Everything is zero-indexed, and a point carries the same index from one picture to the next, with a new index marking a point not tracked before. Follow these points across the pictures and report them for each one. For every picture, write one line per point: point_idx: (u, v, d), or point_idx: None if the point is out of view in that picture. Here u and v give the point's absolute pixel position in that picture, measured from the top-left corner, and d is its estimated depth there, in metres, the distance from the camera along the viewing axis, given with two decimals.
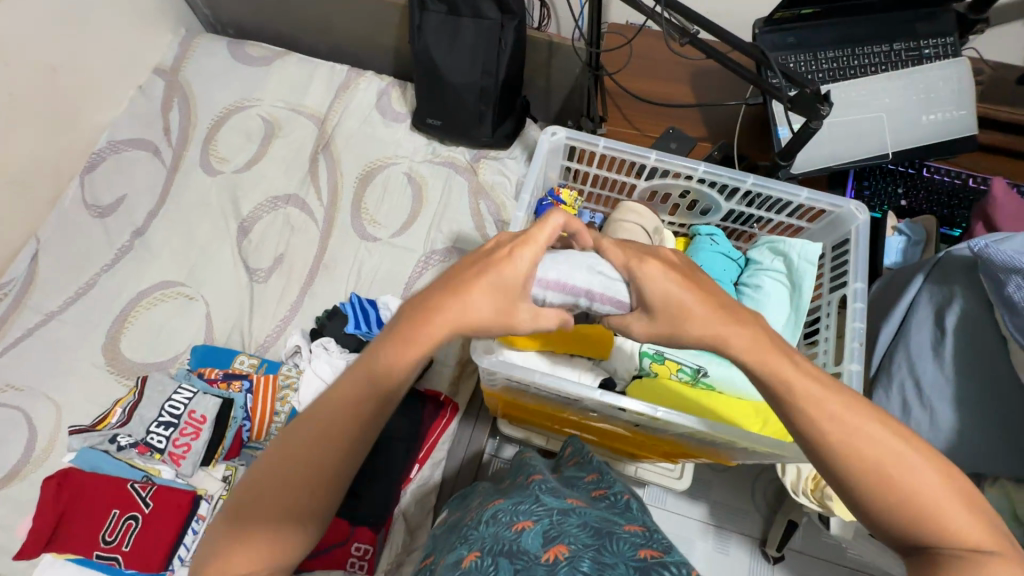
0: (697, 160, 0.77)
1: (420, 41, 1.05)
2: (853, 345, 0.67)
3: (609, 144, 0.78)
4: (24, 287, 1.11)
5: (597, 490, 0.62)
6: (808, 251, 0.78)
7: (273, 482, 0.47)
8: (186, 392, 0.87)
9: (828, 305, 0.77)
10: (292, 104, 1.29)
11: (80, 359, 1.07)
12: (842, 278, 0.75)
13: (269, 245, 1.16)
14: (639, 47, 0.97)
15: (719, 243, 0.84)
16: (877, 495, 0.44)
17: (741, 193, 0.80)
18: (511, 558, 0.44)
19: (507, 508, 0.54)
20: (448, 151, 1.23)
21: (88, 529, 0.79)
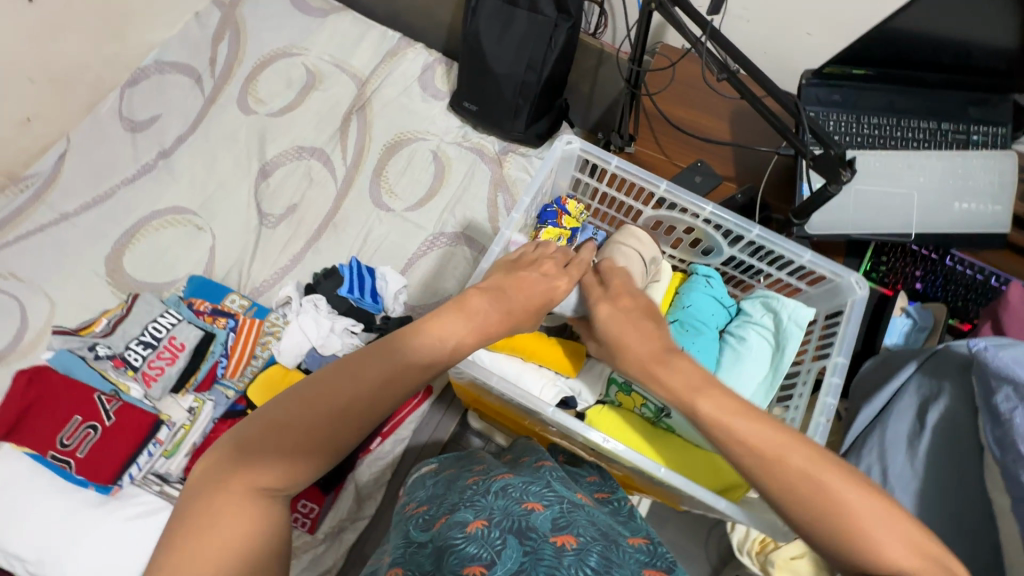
0: (706, 200, 0.76)
1: (473, 24, 1.05)
2: (820, 420, 0.65)
3: (621, 164, 0.78)
4: (46, 184, 1.14)
5: (600, 492, 0.75)
6: (799, 314, 0.75)
7: (282, 437, 0.45)
8: (172, 318, 0.89)
9: (807, 374, 0.75)
10: (337, 60, 1.30)
11: (83, 263, 1.09)
12: (827, 350, 0.73)
13: (285, 192, 1.17)
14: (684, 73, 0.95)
15: (714, 286, 0.82)
16: (825, 522, 0.46)
17: (745, 241, 0.79)
18: (521, 535, 0.53)
19: (519, 486, 0.64)
20: (479, 138, 1.22)
21: (47, 427, 0.80)
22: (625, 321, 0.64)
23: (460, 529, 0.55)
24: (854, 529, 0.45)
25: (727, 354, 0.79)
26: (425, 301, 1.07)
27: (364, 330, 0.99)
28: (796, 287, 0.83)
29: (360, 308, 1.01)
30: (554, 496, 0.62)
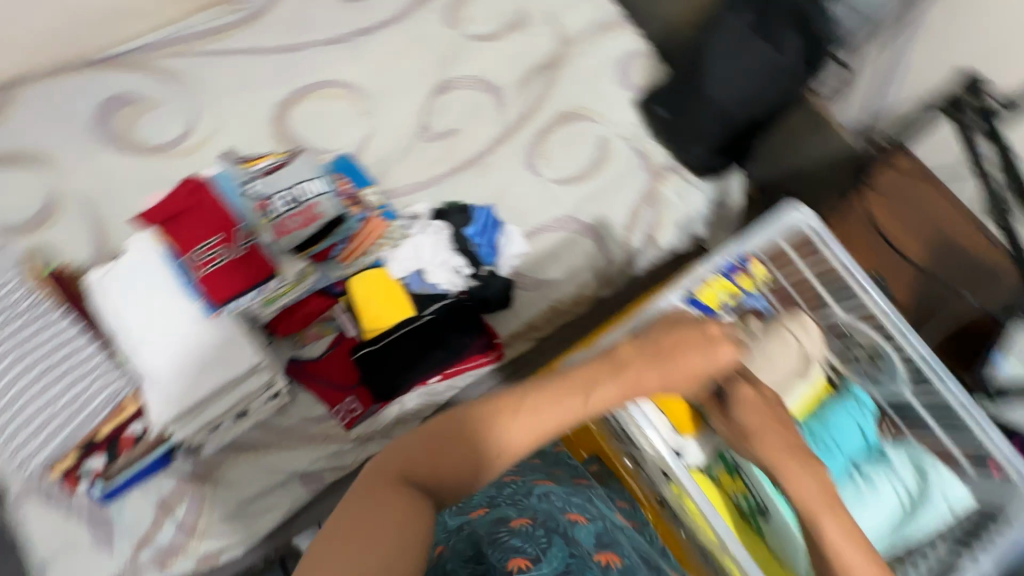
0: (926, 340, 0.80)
1: (710, 37, 0.99)
2: None
3: (842, 254, 0.84)
4: (255, 15, 1.20)
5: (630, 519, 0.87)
6: (952, 494, 0.78)
7: (428, 456, 0.57)
8: (320, 187, 0.91)
9: (933, 552, 0.77)
10: (552, 10, 1.27)
11: (256, 101, 1.15)
12: (970, 541, 0.75)
13: (452, 114, 1.18)
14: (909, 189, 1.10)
15: (863, 418, 0.85)
16: None
17: (932, 394, 0.82)
18: (569, 542, 0.66)
19: (561, 496, 0.77)
20: (651, 144, 1.18)
21: (191, 233, 0.83)
22: (767, 418, 0.68)
23: (506, 524, 0.66)
24: None
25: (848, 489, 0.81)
26: (533, 275, 1.07)
27: (470, 275, 1.02)
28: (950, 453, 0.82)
29: (477, 253, 1.02)
30: (592, 511, 0.76)
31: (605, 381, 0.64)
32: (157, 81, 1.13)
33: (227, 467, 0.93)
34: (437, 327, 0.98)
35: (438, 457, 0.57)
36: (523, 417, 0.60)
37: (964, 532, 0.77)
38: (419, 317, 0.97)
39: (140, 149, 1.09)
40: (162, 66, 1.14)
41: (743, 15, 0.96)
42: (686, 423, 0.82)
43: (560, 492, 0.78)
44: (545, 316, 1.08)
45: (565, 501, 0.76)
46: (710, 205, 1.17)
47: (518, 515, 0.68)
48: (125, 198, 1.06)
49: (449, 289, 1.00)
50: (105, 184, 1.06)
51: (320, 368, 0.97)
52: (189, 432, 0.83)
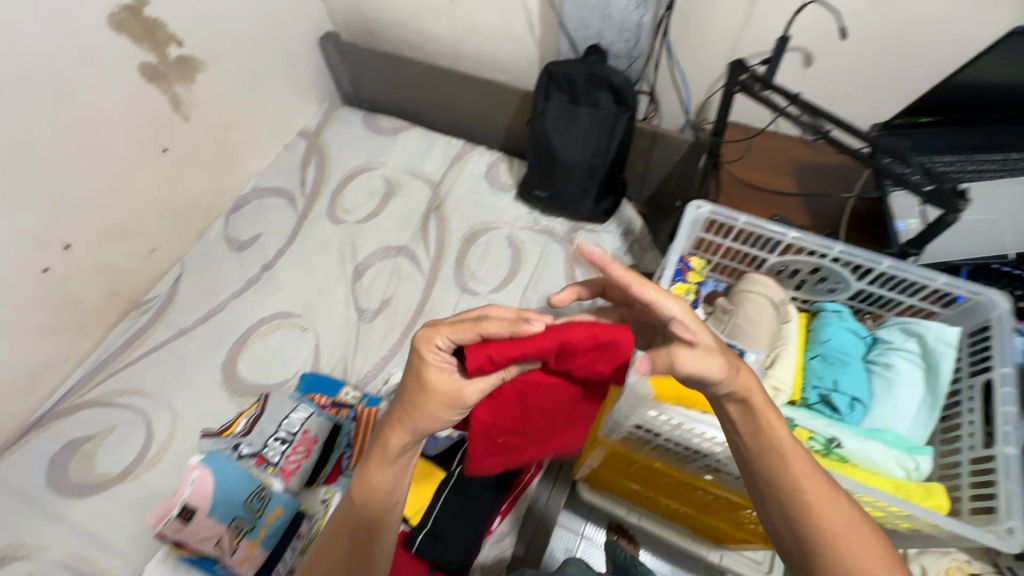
0: (884, 255, 0.71)
1: (539, 126, 1.19)
2: (1006, 428, 0.60)
3: (799, 236, 0.74)
4: (164, 305, 1.26)
5: None
6: (945, 334, 0.72)
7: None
8: (303, 412, 0.93)
9: (970, 390, 0.69)
10: (411, 169, 1.45)
11: (201, 374, 1.17)
12: (985, 364, 0.69)
13: (378, 288, 1.26)
14: (758, 145, 1.01)
15: (847, 319, 0.79)
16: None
17: (874, 274, 0.76)
18: None
19: None
20: (548, 221, 1.33)
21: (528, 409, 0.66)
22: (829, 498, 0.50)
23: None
24: None
25: (877, 384, 0.74)
26: None
27: None
28: (925, 309, 0.78)
29: None
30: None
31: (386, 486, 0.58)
32: (97, 411, 1.12)
33: None
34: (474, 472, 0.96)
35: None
36: (381, 496, 0.59)
37: (973, 352, 0.71)
38: (451, 473, 0.97)
39: (108, 483, 1.05)
40: (97, 394, 1.14)
41: (559, 96, 1.16)
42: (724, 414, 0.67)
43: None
44: None
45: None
46: (624, 240, 1.31)
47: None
48: (116, 539, 1.00)
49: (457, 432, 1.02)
50: (90, 536, 1.00)
51: None
52: None
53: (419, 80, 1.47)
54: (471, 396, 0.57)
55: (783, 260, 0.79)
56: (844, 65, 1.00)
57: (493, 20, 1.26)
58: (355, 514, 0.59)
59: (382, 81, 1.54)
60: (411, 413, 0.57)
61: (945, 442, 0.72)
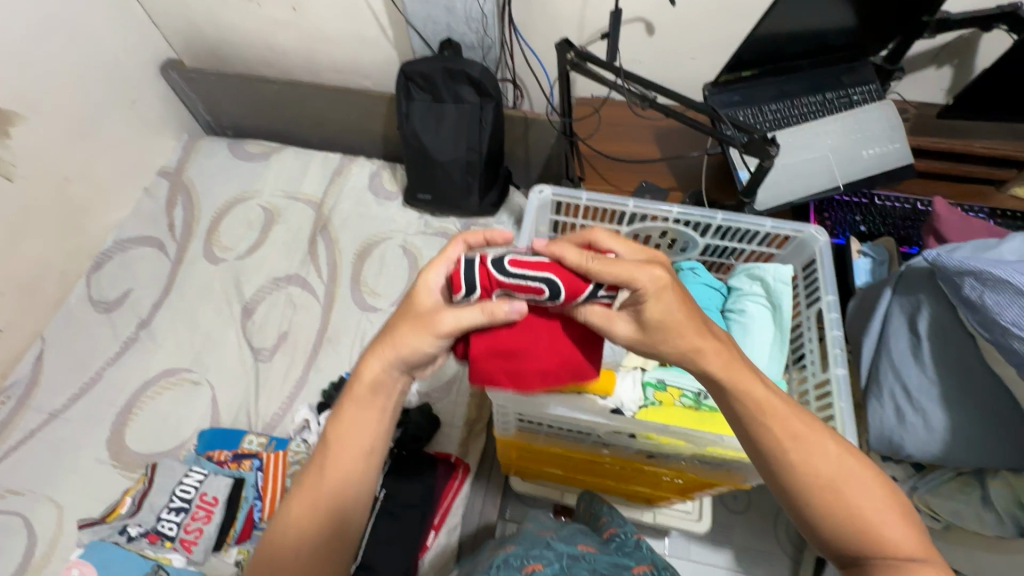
0: (715, 209, 0.73)
1: (408, 129, 1.16)
2: (835, 350, 0.65)
3: (638, 203, 0.75)
4: (27, 390, 1.12)
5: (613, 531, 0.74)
6: (782, 272, 0.74)
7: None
8: (197, 475, 0.86)
9: (809, 321, 0.73)
10: (290, 192, 1.38)
11: (84, 457, 1.05)
12: (816, 293, 0.72)
13: (272, 324, 1.19)
14: (607, 116, 1.03)
15: (702, 275, 0.81)
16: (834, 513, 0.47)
17: (716, 228, 0.78)
18: None
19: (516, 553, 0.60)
20: (440, 222, 1.30)
21: (511, 351, 0.52)
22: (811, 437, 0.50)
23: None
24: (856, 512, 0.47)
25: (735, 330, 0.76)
26: (437, 383, 1.08)
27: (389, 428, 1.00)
28: (768, 254, 0.82)
29: None
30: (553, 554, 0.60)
31: (360, 423, 0.54)
32: None
33: None
34: (399, 493, 0.93)
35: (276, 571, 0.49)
36: (359, 438, 0.54)
37: (808, 284, 0.75)
38: (375, 500, 0.93)
39: None
40: None
41: (421, 96, 1.14)
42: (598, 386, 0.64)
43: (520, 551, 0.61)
44: (474, 404, 1.07)
45: (521, 555, 0.59)
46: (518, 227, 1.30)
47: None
48: None
49: None
50: None
51: None
52: None
53: (280, 98, 1.39)
54: (444, 322, 0.50)
55: (633, 230, 0.79)
56: (681, 29, 1.04)
57: (341, 26, 1.21)
58: (328, 463, 0.53)
59: (243, 104, 1.44)
60: (393, 340, 0.53)
61: (797, 370, 0.75)
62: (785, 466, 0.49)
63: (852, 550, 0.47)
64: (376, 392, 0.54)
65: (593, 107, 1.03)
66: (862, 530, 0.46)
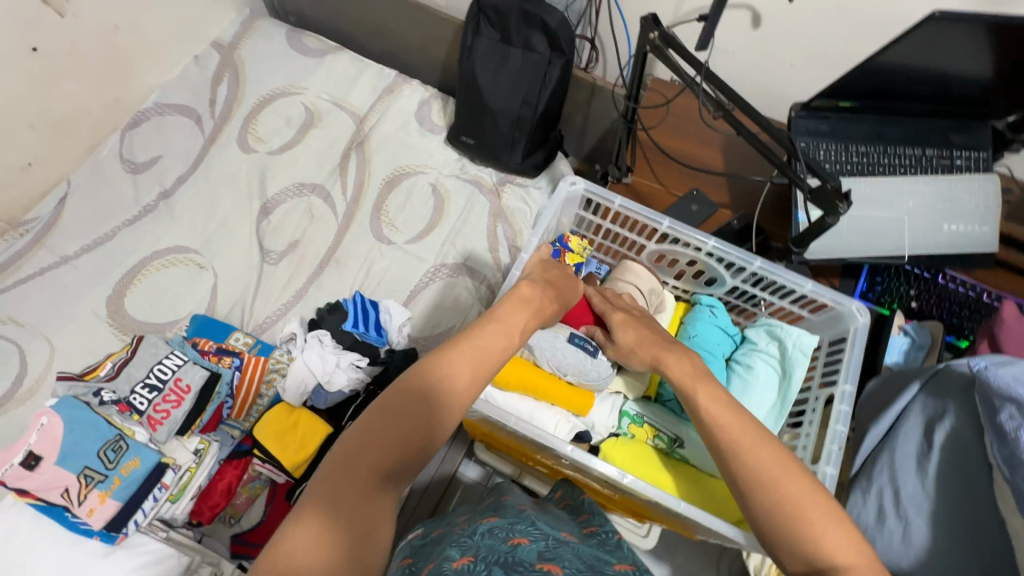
0: (754, 255, 0.73)
1: (469, 65, 1.09)
2: (832, 446, 0.64)
3: (672, 225, 0.75)
4: (45, 228, 1.14)
5: (590, 527, 0.72)
6: (803, 341, 0.74)
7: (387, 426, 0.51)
8: (177, 360, 0.87)
9: (816, 401, 0.73)
10: (335, 98, 1.32)
11: (84, 308, 1.09)
12: (832, 377, 0.72)
13: (286, 229, 1.18)
14: (678, 108, 0.93)
15: (719, 316, 0.80)
16: (773, 514, 0.49)
17: (749, 273, 0.78)
18: (504, 567, 0.54)
19: (503, 527, 0.64)
20: (477, 170, 1.25)
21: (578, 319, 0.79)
22: (753, 435, 0.54)
23: (450, 564, 0.54)
24: (792, 506, 0.49)
25: (735, 383, 0.76)
26: (430, 332, 1.08)
27: (369, 364, 1.00)
28: (797, 315, 0.81)
29: (365, 341, 1.02)
30: (539, 534, 0.64)
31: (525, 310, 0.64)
32: None
33: None
34: None
35: (432, 394, 0.53)
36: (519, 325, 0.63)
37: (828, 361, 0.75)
38: (338, 429, 0.94)
39: None
40: None
41: (490, 34, 1.06)
42: (572, 405, 0.74)
43: (503, 524, 0.66)
44: None
45: (507, 529, 0.64)
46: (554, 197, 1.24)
47: (458, 556, 0.56)
48: None
49: (351, 390, 0.97)
50: None
51: (263, 533, 0.88)
52: None
53: None
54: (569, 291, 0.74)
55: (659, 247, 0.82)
56: (789, 31, 0.92)
57: None
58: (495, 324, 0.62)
59: None
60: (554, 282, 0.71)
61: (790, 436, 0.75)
62: (727, 455, 0.54)
63: (785, 548, 0.48)
64: (528, 296, 0.66)
65: (667, 95, 0.95)
66: (795, 534, 0.48)
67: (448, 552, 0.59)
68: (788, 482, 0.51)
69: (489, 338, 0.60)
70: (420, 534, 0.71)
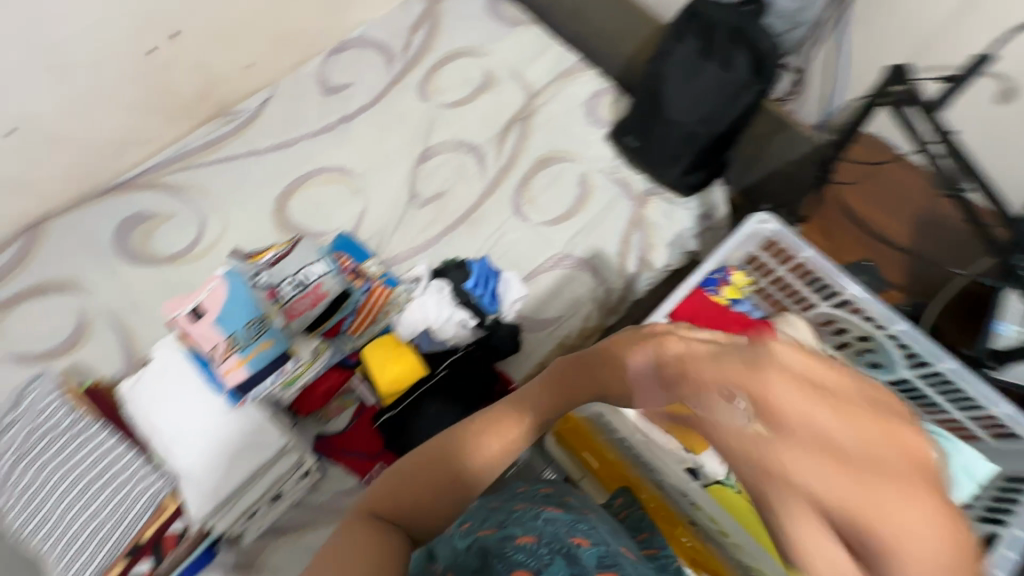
0: (954, 358, 0.81)
1: (659, 70, 1.07)
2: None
3: (858, 293, 0.86)
4: (246, 122, 1.31)
5: (649, 548, 0.75)
6: (976, 465, 0.80)
7: (422, 478, 0.59)
8: (321, 268, 0.95)
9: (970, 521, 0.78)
10: (515, 69, 1.36)
11: (257, 199, 1.24)
12: (1004, 514, 0.75)
13: (437, 179, 1.25)
14: None
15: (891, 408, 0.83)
16: (841, 514, 0.39)
17: (936, 375, 0.85)
18: (565, 562, 0.58)
19: (567, 520, 0.67)
20: (629, 173, 1.23)
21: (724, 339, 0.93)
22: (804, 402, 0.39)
23: (511, 541, 0.61)
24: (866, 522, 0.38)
25: None
26: (537, 315, 1.10)
27: (477, 327, 1.04)
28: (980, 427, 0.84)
29: (480, 304, 1.06)
30: (598, 535, 0.66)
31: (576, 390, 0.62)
32: (167, 196, 1.23)
33: (270, 553, 0.92)
34: (454, 385, 1.00)
35: (475, 442, 0.60)
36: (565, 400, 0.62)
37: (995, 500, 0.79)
38: (432, 375, 1.00)
39: (157, 261, 1.17)
40: (171, 182, 1.25)
41: (691, 43, 1.02)
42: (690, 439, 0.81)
43: (566, 518, 0.68)
44: (555, 354, 1.09)
45: (571, 525, 0.66)
46: (698, 221, 1.20)
47: (520, 535, 0.63)
48: (148, 309, 1.14)
49: (456, 343, 1.03)
50: (129, 299, 1.14)
51: (348, 439, 1.00)
52: (228, 523, 0.83)
53: None
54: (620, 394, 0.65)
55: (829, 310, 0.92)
56: None
57: None
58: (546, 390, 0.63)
59: None
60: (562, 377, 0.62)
61: None
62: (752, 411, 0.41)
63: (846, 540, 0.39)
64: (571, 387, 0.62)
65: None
66: (863, 530, 0.38)
67: (512, 531, 0.64)
68: (900, 504, 0.38)
69: (540, 400, 0.62)
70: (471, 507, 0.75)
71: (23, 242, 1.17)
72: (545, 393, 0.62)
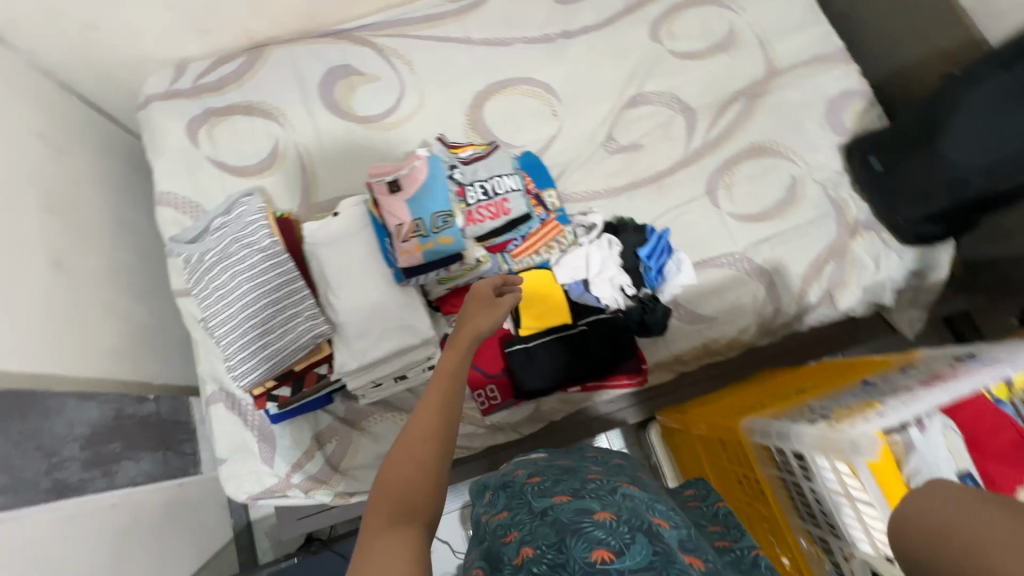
0: None
1: (959, 94, 0.89)
2: None
3: None
4: (469, 6, 1.27)
5: (722, 540, 0.69)
6: None
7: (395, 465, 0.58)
8: (513, 183, 0.94)
9: None
10: (764, 37, 1.20)
11: (456, 89, 1.22)
12: None
13: (638, 130, 1.16)
14: None
15: None
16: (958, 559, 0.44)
17: None
18: (646, 536, 0.56)
19: (647, 500, 0.66)
20: (850, 196, 1.08)
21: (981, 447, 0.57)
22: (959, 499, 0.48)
23: (587, 516, 0.59)
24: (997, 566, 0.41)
25: None
26: (691, 308, 1.04)
27: (632, 296, 1.00)
28: None
29: (643, 275, 1.01)
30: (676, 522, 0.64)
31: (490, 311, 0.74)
32: (377, 57, 1.24)
33: (375, 420, 1.03)
34: (591, 341, 0.99)
35: (421, 422, 0.61)
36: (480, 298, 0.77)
37: None
38: (574, 325, 1.00)
39: (351, 118, 1.21)
40: (383, 44, 1.25)
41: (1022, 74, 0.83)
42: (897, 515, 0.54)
43: (644, 498, 0.66)
44: (693, 352, 1.04)
45: (648, 504, 0.65)
46: (907, 277, 1.05)
47: (599, 509, 0.61)
48: (332, 162, 1.19)
49: (607, 305, 1.00)
50: (319, 145, 1.19)
51: (471, 351, 1.00)
52: (359, 384, 0.87)
53: None
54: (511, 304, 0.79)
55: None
56: None
57: None
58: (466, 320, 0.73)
59: None
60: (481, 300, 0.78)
61: None
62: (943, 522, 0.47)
63: None
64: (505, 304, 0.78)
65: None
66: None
67: (593, 505, 0.63)
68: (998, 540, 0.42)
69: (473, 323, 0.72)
70: (527, 475, 0.78)
71: (245, 59, 1.23)
72: (457, 344, 0.69)
